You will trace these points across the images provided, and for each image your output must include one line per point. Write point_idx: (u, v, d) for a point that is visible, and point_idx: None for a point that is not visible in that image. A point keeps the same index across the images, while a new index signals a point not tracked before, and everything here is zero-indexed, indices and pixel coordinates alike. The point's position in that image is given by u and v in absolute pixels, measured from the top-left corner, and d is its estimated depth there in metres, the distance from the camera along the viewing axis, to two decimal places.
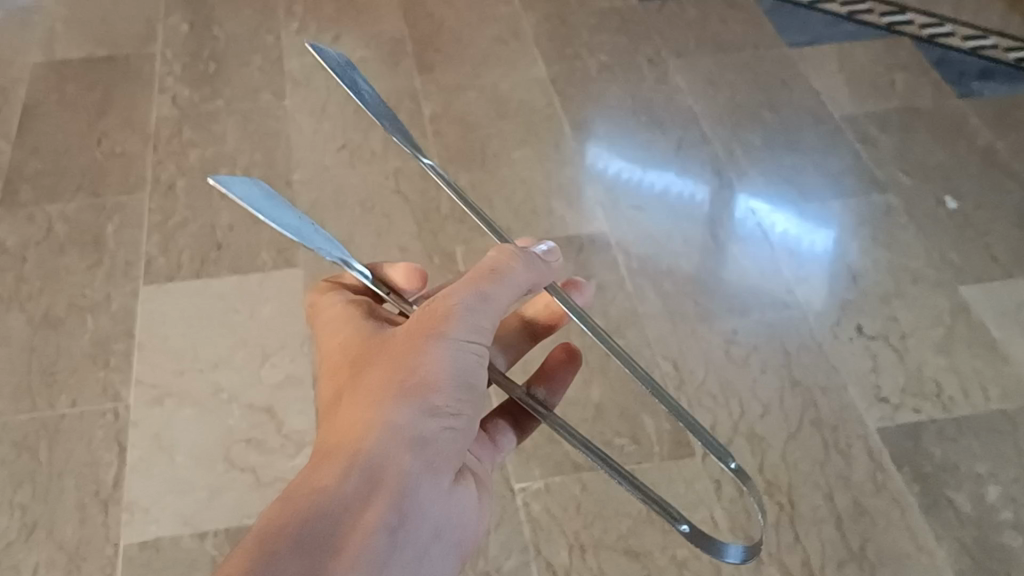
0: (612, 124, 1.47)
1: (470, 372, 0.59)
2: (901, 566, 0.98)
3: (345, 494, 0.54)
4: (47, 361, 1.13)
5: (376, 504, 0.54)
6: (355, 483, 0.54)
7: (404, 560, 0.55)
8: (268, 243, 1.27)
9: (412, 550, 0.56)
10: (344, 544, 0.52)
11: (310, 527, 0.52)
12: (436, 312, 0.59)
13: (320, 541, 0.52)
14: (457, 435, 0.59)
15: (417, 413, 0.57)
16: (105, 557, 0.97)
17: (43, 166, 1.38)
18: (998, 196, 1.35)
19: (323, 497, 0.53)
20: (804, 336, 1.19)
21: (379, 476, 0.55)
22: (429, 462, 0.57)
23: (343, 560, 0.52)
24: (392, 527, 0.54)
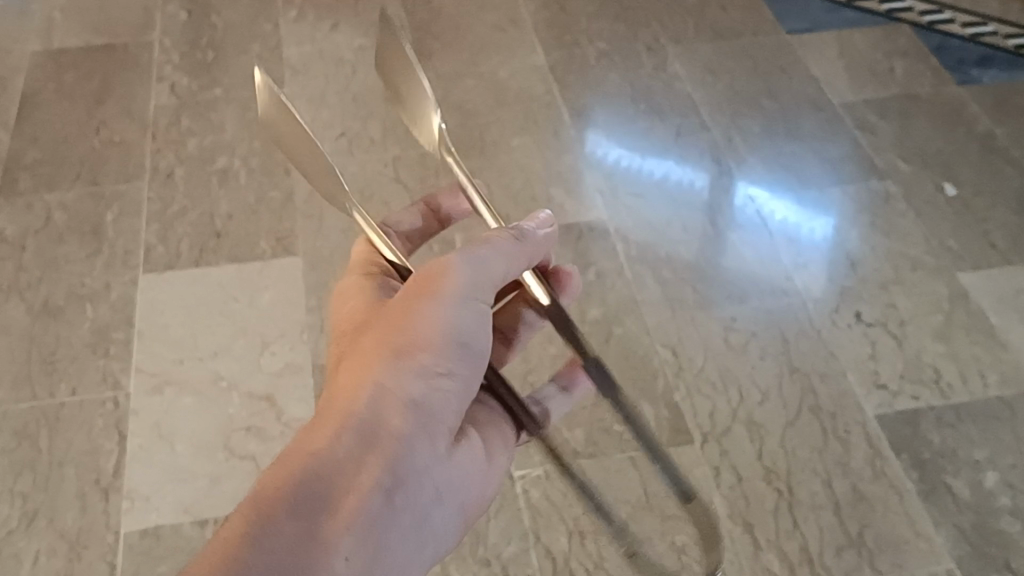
0: (612, 111, 1.47)
1: (468, 331, 0.61)
2: (900, 552, 0.98)
3: (341, 453, 0.55)
4: (47, 350, 1.13)
5: (372, 464, 0.55)
6: (352, 443, 0.55)
7: (402, 522, 0.56)
8: (268, 232, 1.27)
9: (410, 509, 0.57)
10: (342, 501, 0.53)
11: (308, 487, 0.53)
12: (434, 275, 0.62)
13: (316, 498, 0.52)
14: (453, 394, 0.60)
15: (411, 373, 0.58)
16: (106, 544, 0.97)
17: (42, 155, 1.38)
18: (997, 183, 1.35)
19: (319, 459, 0.54)
20: (803, 323, 1.19)
21: (374, 437, 0.56)
22: (426, 421, 0.58)
23: (341, 520, 0.52)
24: (389, 489, 0.55)
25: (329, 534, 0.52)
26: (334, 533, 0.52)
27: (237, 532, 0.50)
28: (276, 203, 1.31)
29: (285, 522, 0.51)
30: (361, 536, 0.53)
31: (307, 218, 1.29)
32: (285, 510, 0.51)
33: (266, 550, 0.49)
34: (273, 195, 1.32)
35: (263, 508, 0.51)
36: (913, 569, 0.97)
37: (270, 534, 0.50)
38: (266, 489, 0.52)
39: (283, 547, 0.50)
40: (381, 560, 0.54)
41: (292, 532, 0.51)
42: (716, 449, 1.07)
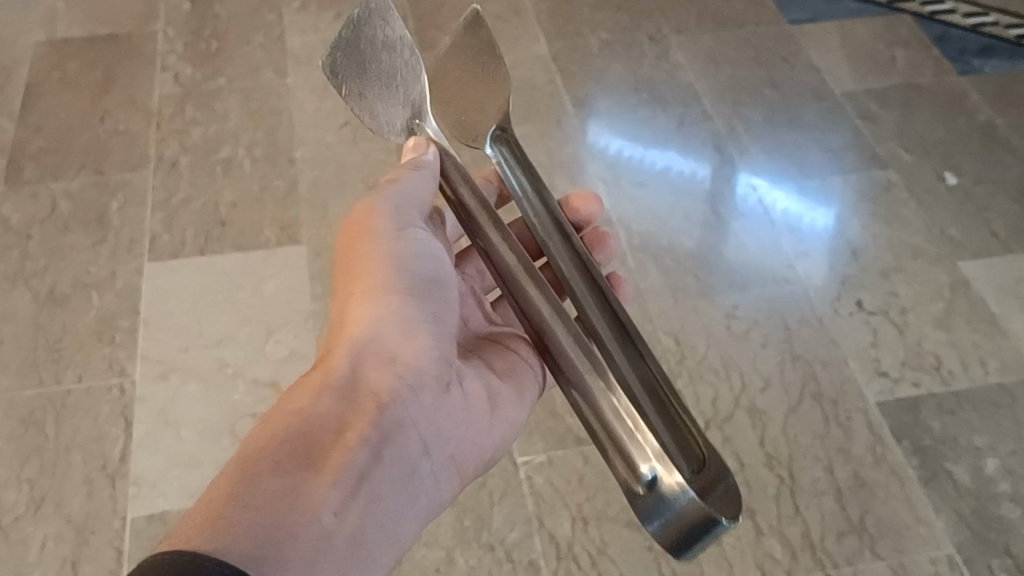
0: (614, 101, 1.47)
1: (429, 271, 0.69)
2: (900, 538, 0.99)
3: (321, 414, 0.58)
4: (53, 337, 1.14)
5: (352, 424, 0.59)
6: (329, 403, 0.59)
7: (390, 472, 0.59)
8: (271, 221, 1.28)
9: (397, 464, 0.60)
10: (328, 455, 0.56)
11: (293, 446, 0.55)
12: (368, 229, 0.70)
13: (302, 455, 0.55)
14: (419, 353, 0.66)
15: (377, 336, 0.64)
16: (113, 530, 0.98)
17: (46, 144, 1.38)
18: (998, 173, 1.36)
19: (301, 420, 0.57)
20: (805, 311, 1.19)
21: (351, 398, 0.60)
22: (400, 380, 0.63)
23: (329, 471, 0.55)
24: (373, 442, 0.59)
25: (319, 483, 0.54)
26: (323, 483, 0.54)
27: (225, 490, 0.51)
28: (279, 192, 1.31)
29: (272, 476, 0.53)
30: (350, 485, 0.55)
31: (311, 207, 1.29)
32: (273, 464, 0.54)
33: (258, 499, 0.51)
34: (276, 184, 1.33)
35: (249, 467, 0.53)
36: (914, 554, 0.98)
37: (261, 486, 0.52)
38: (253, 452, 0.54)
39: (275, 499, 0.51)
40: (373, 508, 0.56)
41: (281, 484, 0.53)
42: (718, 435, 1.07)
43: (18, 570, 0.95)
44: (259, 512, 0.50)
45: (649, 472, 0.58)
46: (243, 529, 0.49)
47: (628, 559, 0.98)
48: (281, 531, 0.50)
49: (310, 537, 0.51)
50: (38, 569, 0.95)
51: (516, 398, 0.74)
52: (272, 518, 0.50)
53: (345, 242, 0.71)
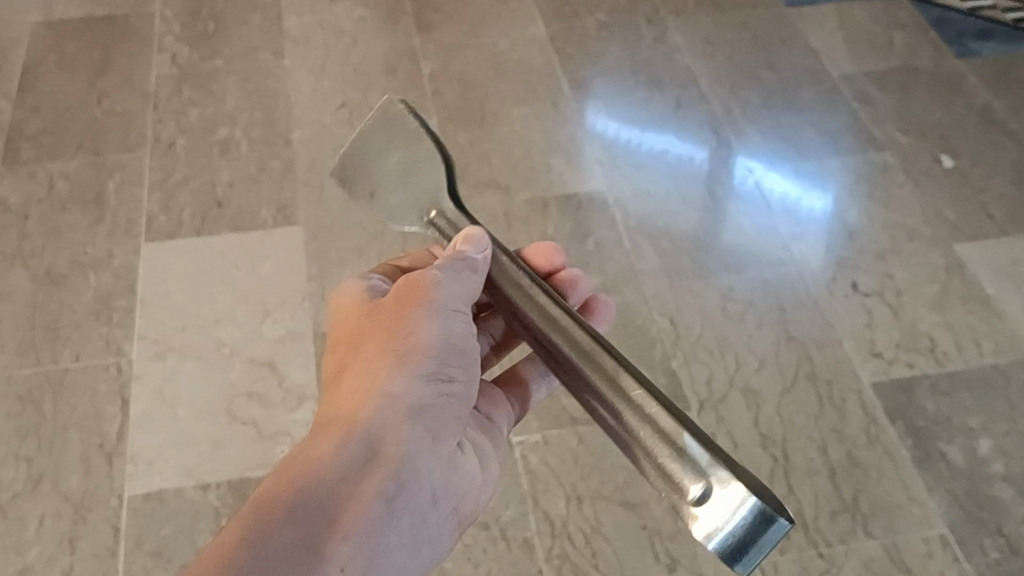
0: (612, 83, 1.47)
1: (459, 336, 0.64)
2: (893, 517, 1.00)
3: (341, 464, 0.56)
4: (50, 317, 1.14)
5: (371, 474, 0.57)
6: (351, 453, 0.57)
7: (402, 525, 0.57)
8: (269, 202, 1.28)
9: (409, 515, 0.58)
10: (344, 510, 0.54)
11: (309, 497, 0.54)
12: (422, 284, 0.65)
13: (319, 508, 0.54)
14: (448, 406, 0.63)
15: (415, 382, 0.61)
16: (110, 507, 0.98)
17: (44, 124, 1.38)
18: (994, 155, 1.36)
19: (319, 469, 0.55)
20: (800, 292, 1.20)
21: (376, 447, 0.58)
22: (425, 432, 0.60)
23: (342, 527, 0.54)
24: (390, 496, 0.57)
25: (330, 543, 0.53)
26: (334, 539, 0.53)
27: (233, 538, 0.51)
28: (276, 173, 1.32)
29: (284, 529, 0.52)
30: (361, 541, 0.54)
31: (308, 187, 1.30)
32: (286, 516, 0.53)
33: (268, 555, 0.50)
34: (273, 165, 1.33)
35: (262, 518, 0.52)
36: (906, 533, 0.98)
37: (271, 539, 0.51)
38: (264, 502, 0.53)
39: (285, 553, 0.51)
40: (379, 563, 0.55)
41: (291, 539, 0.52)
42: (712, 415, 1.08)
43: (15, 547, 0.96)
44: None
45: (697, 489, 0.52)
46: None
47: (622, 537, 0.99)
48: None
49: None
50: (36, 546, 0.96)
51: (493, 446, 0.72)
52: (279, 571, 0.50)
53: (398, 287, 0.66)
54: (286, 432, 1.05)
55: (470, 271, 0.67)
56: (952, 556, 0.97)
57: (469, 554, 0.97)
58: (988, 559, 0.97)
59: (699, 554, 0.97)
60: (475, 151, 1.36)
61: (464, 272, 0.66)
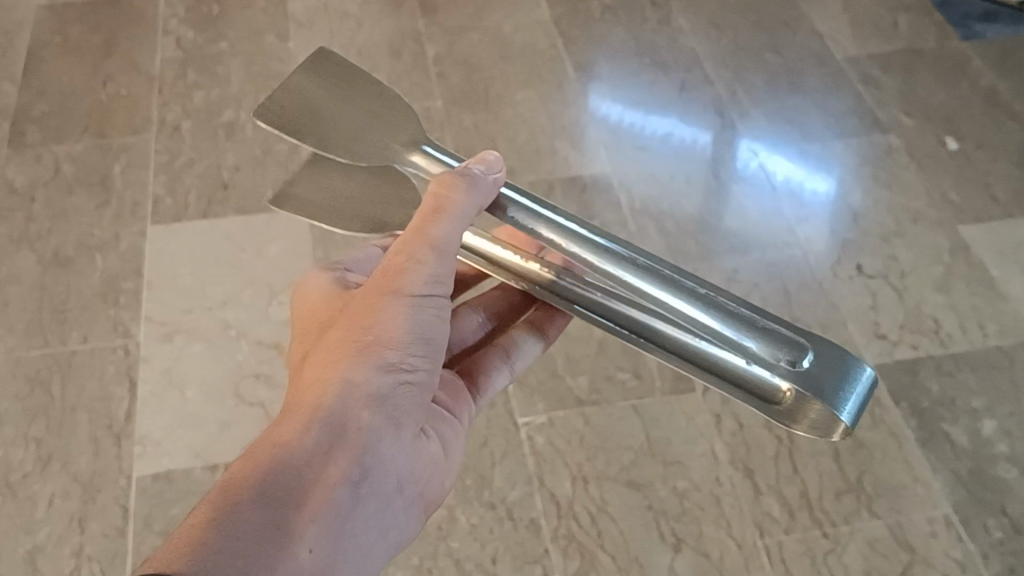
0: (616, 65, 1.47)
1: (431, 324, 0.61)
2: (898, 497, 1.00)
3: (305, 448, 0.54)
4: (58, 299, 1.15)
5: (336, 460, 0.55)
6: (316, 438, 0.55)
7: (365, 510, 0.56)
8: (275, 184, 1.28)
9: (371, 502, 0.57)
10: (307, 498, 0.53)
11: (270, 483, 0.52)
12: (395, 268, 0.61)
13: (282, 495, 0.52)
14: (418, 388, 0.60)
15: (383, 365, 0.58)
16: (119, 488, 0.99)
17: (49, 107, 1.38)
18: (999, 137, 1.36)
19: (282, 454, 0.53)
20: (804, 274, 1.20)
21: (342, 433, 0.56)
22: (391, 416, 0.58)
23: (304, 513, 0.52)
24: (353, 481, 0.55)
25: (292, 529, 0.51)
26: (297, 525, 0.52)
27: (204, 518, 0.49)
28: (282, 155, 1.32)
29: (248, 513, 0.50)
30: (326, 524, 0.53)
31: None
32: (250, 500, 0.51)
33: (232, 539, 0.49)
34: (279, 148, 1.33)
35: (224, 499, 0.51)
36: (910, 513, 0.99)
37: (234, 522, 0.49)
38: (228, 483, 0.52)
39: (248, 537, 0.49)
40: (341, 550, 0.54)
41: (255, 523, 0.50)
42: (717, 396, 1.08)
43: (24, 527, 0.96)
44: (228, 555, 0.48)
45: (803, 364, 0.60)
46: (213, 566, 0.47)
47: (628, 517, 0.99)
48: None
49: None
50: (46, 526, 0.96)
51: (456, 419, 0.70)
52: (243, 557, 0.48)
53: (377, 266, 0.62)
54: None
55: (460, 224, 0.64)
56: (955, 536, 0.97)
57: (475, 534, 0.98)
58: (992, 540, 0.97)
59: (704, 534, 0.98)
60: (480, 134, 1.36)
61: (444, 241, 0.63)
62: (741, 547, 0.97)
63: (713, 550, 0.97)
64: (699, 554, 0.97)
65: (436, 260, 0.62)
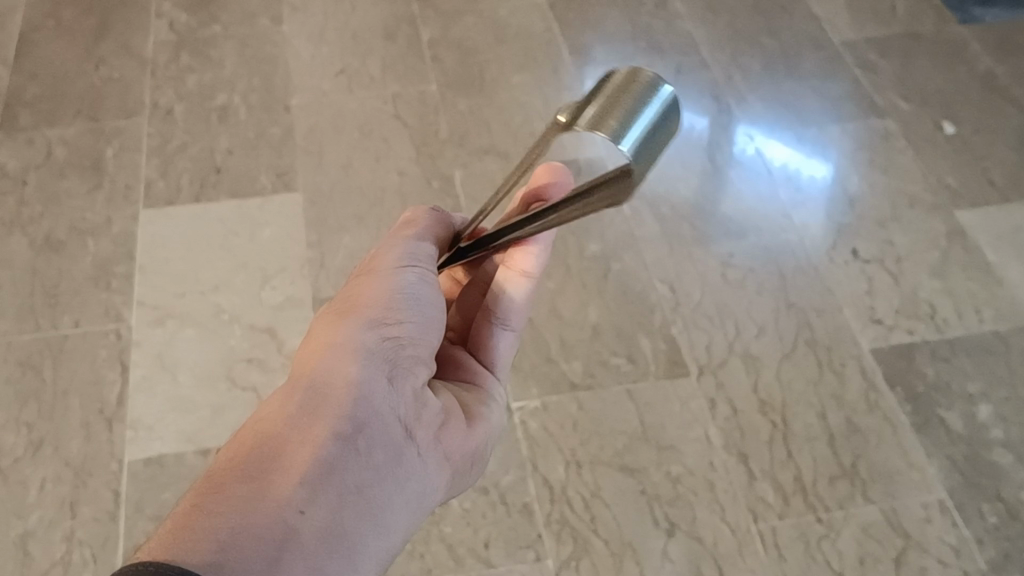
0: (612, 49, 1.47)
1: (414, 288, 0.58)
2: (892, 482, 1.00)
3: (285, 420, 0.50)
4: (50, 283, 1.14)
5: (324, 415, 0.51)
6: (301, 402, 0.51)
7: (371, 461, 0.51)
8: (268, 168, 1.28)
9: (379, 454, 0.52)
10: (296, 454, 0.49)
11: (257, 452, 0.48)
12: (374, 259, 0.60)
13: (271, 456, 0.48)
14: (402, 348, 0.56)
15: (361, 327, 0.55)
16: (111, 472, 0.99)
17: (42, 91, 1.38)
18: (996, 121, 1.35)
19: (268, 429, 0.50)
20: (800, 259, 1.20)
21: (325, 391, 0.52)
22: (378, 371, 0.54)
23: (295, 468, 0.48)
24: (346, 436, 0.51)
25: (280, 486, 0.47)
26: (287, 480, 0.47)
27: (187, 503, 0.46)
28: (275, 139, 1.31)
29: (234, 487, 0.46)
30: (319, 482, 0.48)
31: (307, 154, 1.29)
32: (239, 475, 0.47)
33: (220, 512, 0.45)
34: (272, 132, 1.32)
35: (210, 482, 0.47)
36: (905, 498, 0.99)
37: (222, 497, 0.46)
38: (215, 469, 0.48)
39: (238, 501, 0.46)
40: (352, 504, 0.49)
41: (243, 490, 0.46)
42: (712, 380, 1.08)
43: (16, 511, 0.96)
44: (218, 520, 0.44)
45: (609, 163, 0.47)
46: (201, 538, 0.43)
47: (622, 502, 0.99)
48: (241, 532, 0.44)
49: (269, 540, 0.45)
50: (37, 510, 0.96)
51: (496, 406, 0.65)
52: (234, 518, 0.45)
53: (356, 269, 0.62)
54: None
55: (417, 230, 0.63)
56: (950, 521, 0.97)
57: (468, 519, 0.98)
58: (987, 525, 0.97)
59: (697, 519, 0.98)
60: (475, 117, 1.35)
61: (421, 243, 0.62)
62: (735, 532, 0.97)
63: (707, 535, 0.96)
64: (692, 539, 0.96)
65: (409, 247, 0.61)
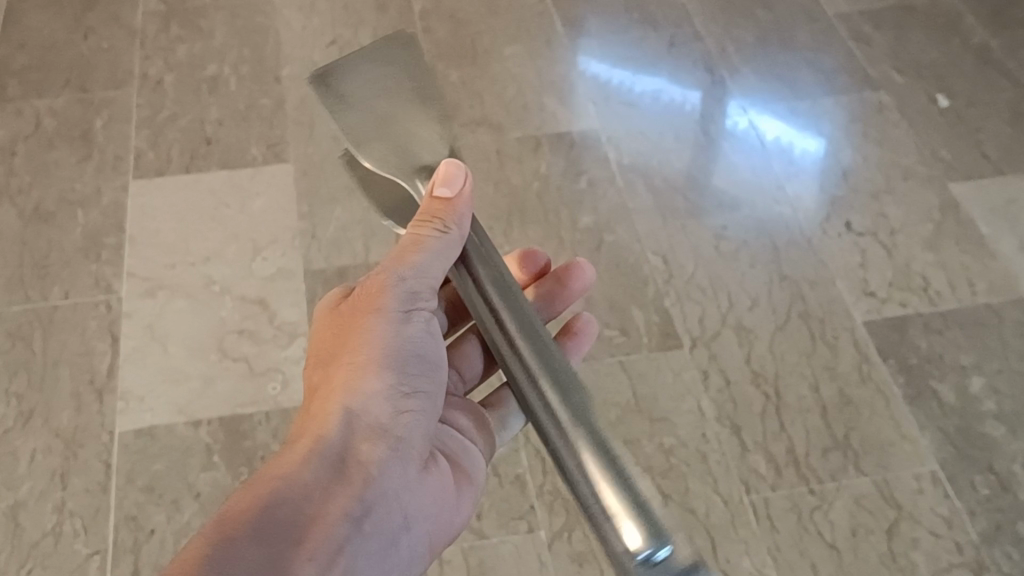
0: (605, 21, 1.46)
1: (414, 349, 0.64)
2: (884, 454, 1.00)
3: (305, 483, 0.56)
4: (39, 254, 1.14)
5: (337, 495, 0.57)
6: (319, 470, 0.57)
7: (367, 546, 0.57)
8: (259, 139, 1.27)
9: (376, 543, 0.58)
10: (308, 529, 0.55)
11: (276, 510, 0.54)
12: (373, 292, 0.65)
13: (285, 525, 0.54)
14: (420, 412, 0.63)
15: (376, 397, 0.61)
16: (102, 443, 0.98)
17: (29, 61, 1.36)
18: (991, 94, 1.34)
19: (286, 484, 0.55)
20: (793, 231, 1.19)
21: (340, 463, 0.58)
22: (395, 446, 0.61)
23: (306, 547, 0.54)
24: (355, 517, 0.57)
25: (292, 561, 0.53)
26: (298, 562, 0.53)
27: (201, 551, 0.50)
28: (266, 110, 1.30)
29: (249, 547, 0.51)
30: (326, 562, 0.54)
31: (298, 125, 1.29)
32: (250, 530, 0.52)
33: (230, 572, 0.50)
34: (263, 103, 1.31)
35: (231, 526, 0.52)
36: (898, 470, 0.99)
37: (238, 551, 0.51)
38: (236, 508, 0.53)
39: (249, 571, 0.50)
40: None
41: (256, 555, 0.51)
42: (704, 353, 1.07)
43: (6, 482, 0.96)
44: None
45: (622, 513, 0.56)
46: None
47: None
48: None
49: None
50: (28, 481, 0.96)
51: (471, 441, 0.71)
52: None
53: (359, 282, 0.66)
54: (276, 368, 1.04)
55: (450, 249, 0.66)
56: (941, 493, 0.97)
57: None
58: (979, 496, 0.97)
59: (690, 491, 0.97)
60: (467, 89, 1.35)
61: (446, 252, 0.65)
62: (727, 503, 0.97)
63: (700, 507, 0.96)
64: (685, 510, 0.96)
65: (407, 284, 0.65)
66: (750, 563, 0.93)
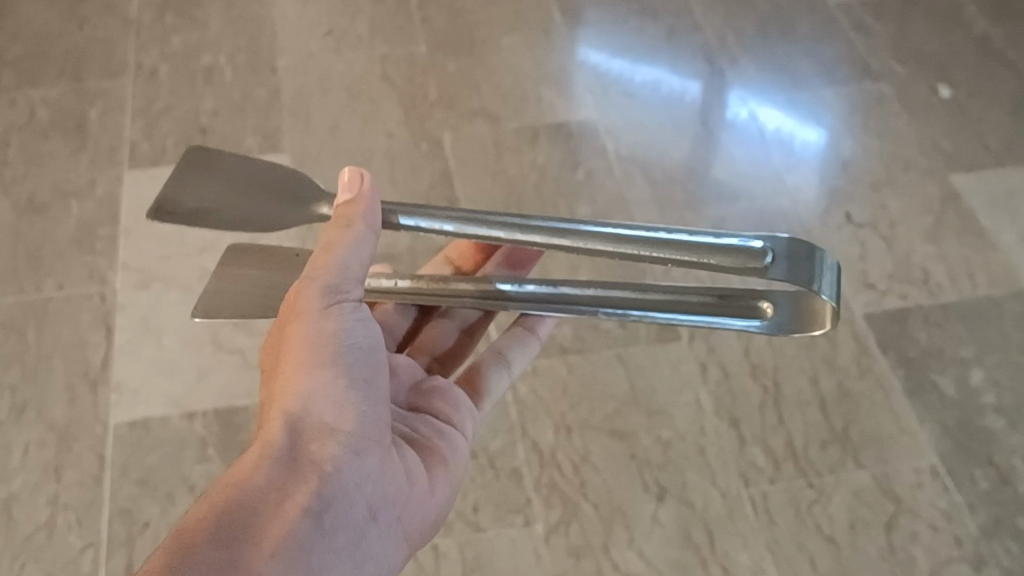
0: (604, 11, 1.45)
1: (357, 338, 0.62)
2: (884, 447, 0.99)
3: (256, 494, 0.56)
4: (33, 245, 1.13)
5: (292, 497, 0.56)
6: (269, 479, 0.56)
7: (333, 542, 0.56)
8: (254, 129, 1.26)
9: (342, 538, 0.57)
10: (262, 537, 0.54)
11: (227, 525, 0.53)
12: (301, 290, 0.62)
13: (236, 538, 0.53)
14: (371, 403, 0.61)
15: (323, 395, 0.60)
16: (95, 436, 0.97)
17: (24, 51, 1.35)
18: (992, 85, 1.33)
19: (238, 494, 0.55)
20: (792, 223, 1.18)
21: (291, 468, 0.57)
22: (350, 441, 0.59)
23: (261, 554, 0.53)
24: (312, 518, 0.56)
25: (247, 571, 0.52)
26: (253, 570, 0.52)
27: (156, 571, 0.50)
28: (262, 101, 1.29)
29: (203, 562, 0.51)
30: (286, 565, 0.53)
31: (294, 116, 1.28)
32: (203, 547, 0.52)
33: None
34: (258, 93, 1.30)
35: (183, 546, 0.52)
36: (897, 464, 0.98)
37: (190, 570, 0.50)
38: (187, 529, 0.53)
39: None
40: None
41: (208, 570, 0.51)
42: (703, 345, 1.07)
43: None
44: None
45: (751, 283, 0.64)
46: None
47: (612, 466, 0.98)
48: None
49: None
50: (20, 475, 0.95)
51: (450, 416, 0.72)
52: None
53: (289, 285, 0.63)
54: None
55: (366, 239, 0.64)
56: (941, 487, 0.96)
57: None
58: (979, 490, 0.96)
59: (688, 484, 0.97)
60: (464, 79, 1.34)
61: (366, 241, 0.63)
62: (725, 497, 0.96)
63: (698, 501, 0.96)
64: (682, 503, 0.95)
65: (331, 278, 0.62)
66: (748, 557, 0.92)
